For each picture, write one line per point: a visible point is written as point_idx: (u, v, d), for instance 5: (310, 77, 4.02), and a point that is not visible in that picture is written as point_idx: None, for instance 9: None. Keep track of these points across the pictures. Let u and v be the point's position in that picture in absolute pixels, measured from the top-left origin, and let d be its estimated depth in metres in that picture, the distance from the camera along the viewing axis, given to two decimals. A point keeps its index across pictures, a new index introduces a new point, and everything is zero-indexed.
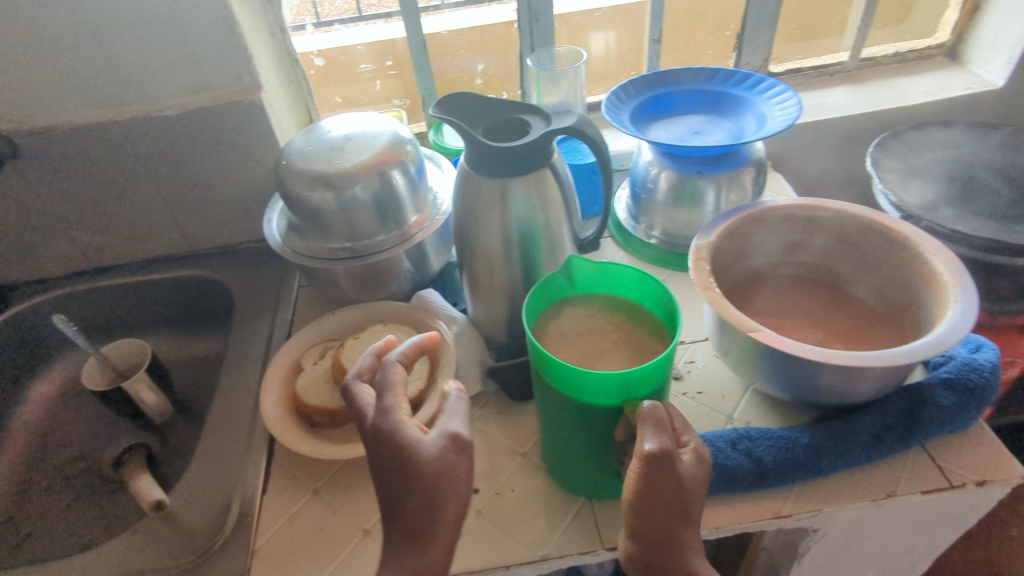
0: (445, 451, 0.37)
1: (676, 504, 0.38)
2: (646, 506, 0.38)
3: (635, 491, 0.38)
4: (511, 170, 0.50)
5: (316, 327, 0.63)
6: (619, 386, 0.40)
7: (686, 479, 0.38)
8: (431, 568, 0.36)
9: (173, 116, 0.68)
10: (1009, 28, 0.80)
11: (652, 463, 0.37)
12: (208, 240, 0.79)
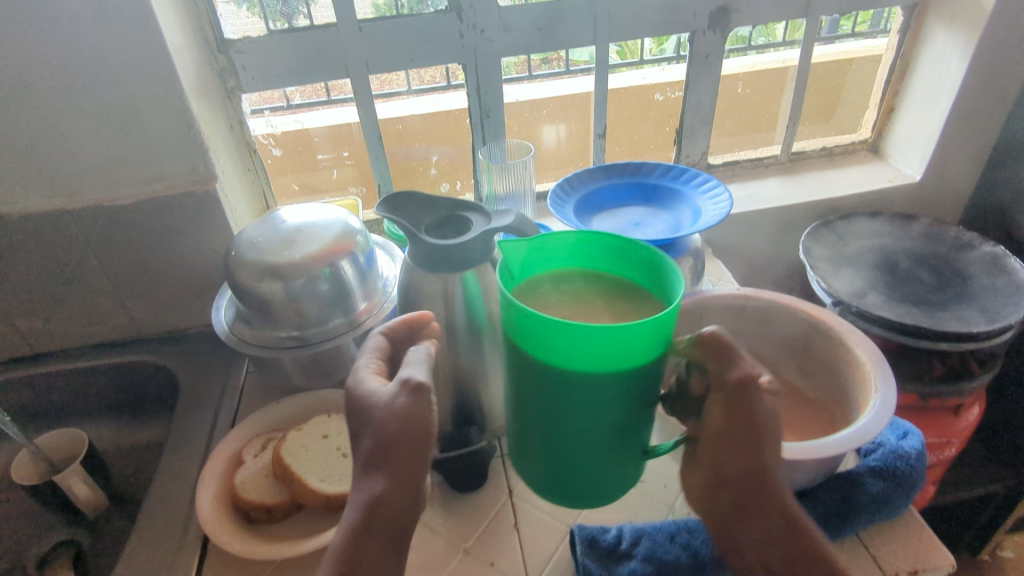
0: (400, 398, 0.40)
1: (766, 431, 0.42)
2: (732, 431, 0.42)
3: (721, 420, 0.42)
4: (454, 268, 0.52)
5: (257, 419, 0.62)
6: (613, 344, 0.40)
7: (768, 405, 0.42)
8: (389, 497, 0.40)
9: (125, 205, 0.69)
10: (921, 129, 0.88)
11: (737, 389, 0.42)
12: (156, 325, 0.78)
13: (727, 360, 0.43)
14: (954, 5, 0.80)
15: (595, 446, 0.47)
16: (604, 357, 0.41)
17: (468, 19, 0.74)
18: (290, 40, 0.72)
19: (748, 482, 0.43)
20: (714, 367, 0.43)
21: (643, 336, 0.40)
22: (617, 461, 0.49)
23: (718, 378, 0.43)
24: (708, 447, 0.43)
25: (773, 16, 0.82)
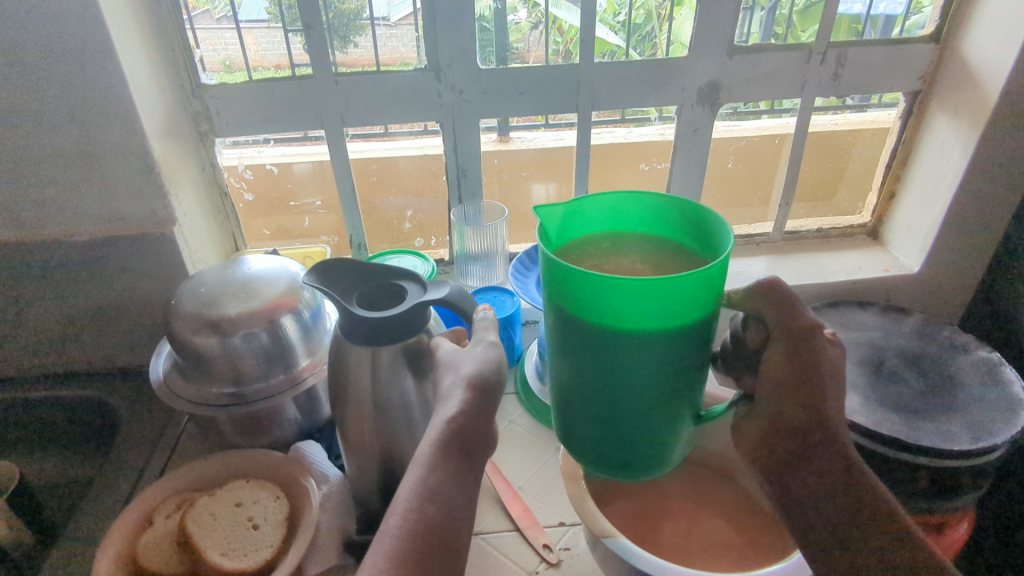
0: (482, 354, 0.46)
1: (818, 380, 0.45)
2: (794, 380, 0.44)
3: (785, 367, 0.44)
4: (382, 340, 0.50)
5: (179, 474, 0.59)
6: (669, 297, 0.36)
7: (823, 351, 0.44)
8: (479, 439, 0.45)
9: (82, 241, 0.68)
10: (921, 218, 0.84)
11: (803, 340, 0.44)
12: (107, 361, 0.76)
13: (794, 308, 0.43)
14: (957, 95, 0.77)
15: (655, 420, 0.43)
16: (669, 313, 0.37)
17: (448, 80, 0.75)
18: (262, 88, 0.72)
19: (808, 427, 0.46)
20: (778, 319, 0.44)
21: (695, 286, 0.36)
22: (672, 433, 0.44)
23: (784, 327, 0.44)
24: (773, 396, 0.45)
25: (765, 93, 0.80)
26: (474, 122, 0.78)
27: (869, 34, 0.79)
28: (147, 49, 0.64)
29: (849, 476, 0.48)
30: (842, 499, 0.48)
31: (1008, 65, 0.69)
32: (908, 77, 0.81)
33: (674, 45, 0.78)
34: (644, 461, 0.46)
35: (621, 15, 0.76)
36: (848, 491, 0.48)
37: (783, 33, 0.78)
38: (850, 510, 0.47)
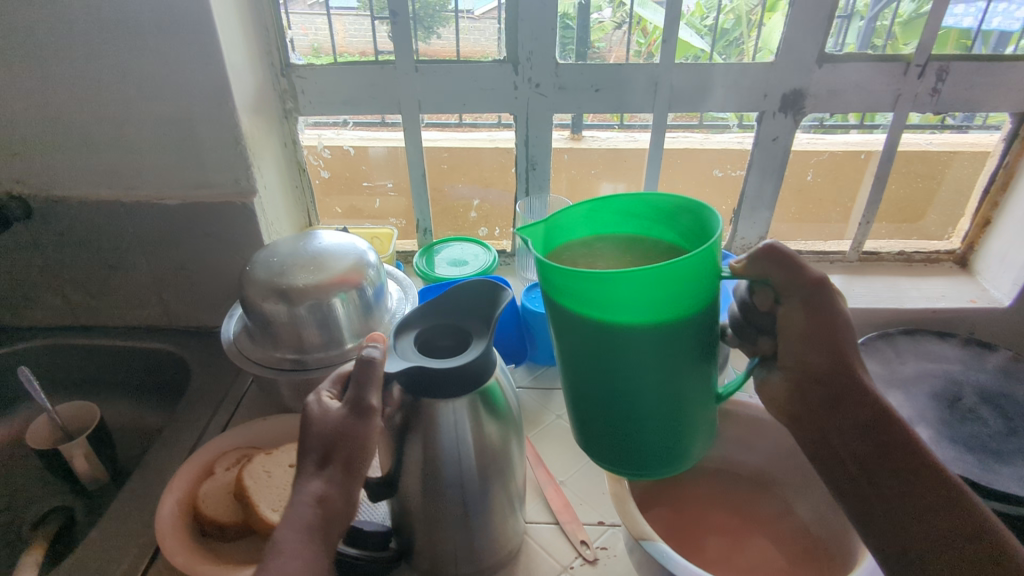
0: (345, 414, 0.40)
1: (837, 332, 0.40)
2: (812, 335, 0.40)
3: (799, 325, 0.40)
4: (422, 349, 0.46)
5: (240, 433, 0.63)
6: (659, 286, 0.36)
7: (838, 303, 0.40)
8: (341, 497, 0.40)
9: (171, 205, 0.73)
10: (1018, 249, 0.78)
11: (818, 295, 0.39)
12: (185, 319, 0.81)
13: (797, 269, 0.39)
14: None
15: (657, 415, 0.41)
16: (651, 302, 0.36)
17: (525, 73, 0.75)
18: (344, 72, 0.75)
19: (836, 382, 0.41)
20: (784, 282, 0.39)
21: (688, 272, 0.36)
22: (684, 433, 0.43)
23: (791, 284, 0.39)
24: (795, 353, 0.40)
25: (853, 104, 0.77)
26: (547, 118, 0.78)
27: (979, 49, 0.74)
28: (244, 27, 0.68)
29: (893, 436, 0.42)
30: (888, 464, 0.42)
31: None
32: (1015, 97, 0.76)
33: (764, 52, 0.75)
34: (661, 460, 0.44)
35: (709, 18, 0.73)
36: (894, 457, 0.42)
37: (882, 45, 0.74)
38: (898, 475, 0.41)
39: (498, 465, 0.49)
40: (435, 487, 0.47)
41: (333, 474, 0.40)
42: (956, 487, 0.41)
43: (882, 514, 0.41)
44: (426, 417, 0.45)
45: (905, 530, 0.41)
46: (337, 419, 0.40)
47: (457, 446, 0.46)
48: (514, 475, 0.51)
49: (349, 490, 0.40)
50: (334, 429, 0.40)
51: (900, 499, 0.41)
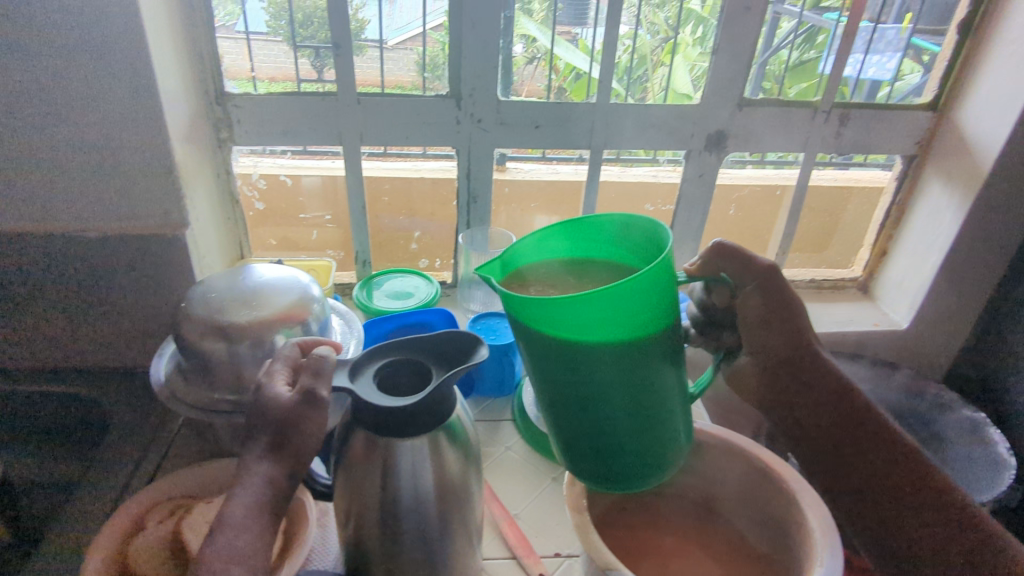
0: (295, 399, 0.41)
1: (790, 311, 0.53)
2: (768, 314, 0.52)
3: (755, 308, 0.51)
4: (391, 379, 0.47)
5: (172, 480, 0.59)
6: (627, 300, 0.39)
7: (783, 285, 0.52)
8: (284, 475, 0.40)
9: (91, 238, 0.68)
10: (912, 277, 0.87)
11: (767, 279, 0.51)
12: (102, 360, 0.75)
13: (742, 259, 0.51)
14: (951, 162, 0.81)
15: (635, 427, 0.43)
16: (621, 321, 0.39)
17: (467, 108, 0.77)
18: (283, 101, 0.74)
19: (792, 355, 0.55)
20: (737, 270, 0.51)
21: (648, 285, 0.39)
22: (660, 441, 0.45)
23: (746, 272, 0.51)
24: (758, 333, 0.52)
25: (769, 145, 0.84)
26: (488, 152, 0.80)
27: (856, 96, 0.83)
28: (178, 53, 0.66)
29: (841, 403, 0.58)
30: (836, 424, 0.58)
31: (1001, 138, 0.73)
32: (904, 142, 0.86)
33: (667, 92, 0.80)
34: (643, 468, 0.46)
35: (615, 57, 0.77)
36: (843, 417, 0.58)
37: (770, 88, 0.81)
38: (846, 431, 0.58)
39: (463, 500, 0.48)
40: (400, 527, 0.46)
41: (276, 456, 0.40)
42: (892, 434, 0.57)
43: (831, 458, 0.59)
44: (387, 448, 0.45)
45: (850, 467, 0.58)
46: (286, 404, 0.41)
47: (418, 485, 0.46)
48: (478, 509, 0.51)
49: (294, 471, 0.40)
50: (283, 412, 0.40)
51: (853, 446, 0.58)
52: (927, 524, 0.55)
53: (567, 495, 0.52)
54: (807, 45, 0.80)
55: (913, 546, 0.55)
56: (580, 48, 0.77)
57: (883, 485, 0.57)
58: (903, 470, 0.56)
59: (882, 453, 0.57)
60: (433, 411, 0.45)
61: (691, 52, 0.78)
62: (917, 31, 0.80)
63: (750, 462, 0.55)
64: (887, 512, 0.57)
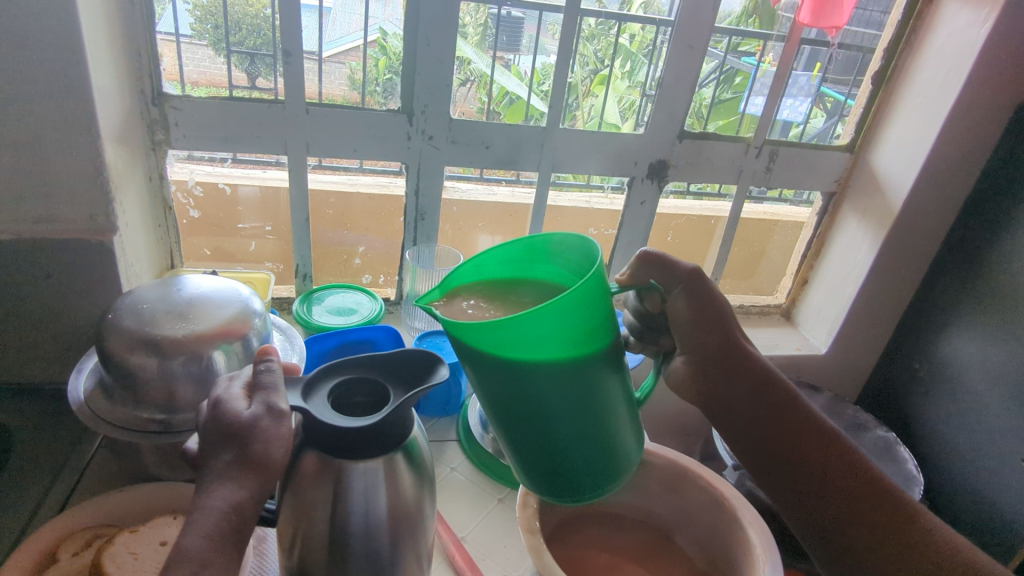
0: (258, 416, 0.36)
1: (720, 311, 0.51)
2: (699, 317, 0.51)
3: (686, 313, 0.51)
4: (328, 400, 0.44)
5: (93, 505, 0.54)
6: (561, 317, 0.39)
7: (712, 287, 0.52)
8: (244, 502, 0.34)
9: (2, 241, 0.62)
10: (830, 305, 0.94)
11: (693, 282, 0.51)
12: (5, 376, 0.68)
13: (667, 265, 0.52)
14: (866, 200, 0.88)
15: (582, 438, 0.43)
16: (554, 337, 0.39)
17: (419, 125, 0.77)
18: (227, 107, 0.71)
19: (728, 352, 0.52)
20: (663, 277, 0.52)
21: (581, 301, 0.39)
22: (613, 450, 0.46)
23: (670, 278, 0.52)
24: (688, 336, 0.51)
25: (706, 176, 0.89)
26: (438, 169, 0.80)
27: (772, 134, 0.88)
28: (112, 49, 0.62)
29: (775, 394, 0.53)
30: (780, 416, 0.53)
31: (909, 180, 0.81)
32: (824, 180, 0.92)
33: (593, 121, 0.83)
34: (599, 479, 0.46)
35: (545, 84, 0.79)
36: (780, 408, 0.53)
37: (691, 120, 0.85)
38: (784, 424, 0.53)
39: (416, 524, 0.47)
40: (349, 554, 0.44)
41: (238, 478, 0.35)
42: (825, 426, 0.53)
43: (778, 455, 0.53)
44: (338, 473, 0.43)
45: (797, 464, 0.52)
46: (245, 418, 0.36)
47: (370, 510, 0.44)
48: (429, 533, 0.49)
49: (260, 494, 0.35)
50: (243, 427, 0.36)
51: (787, 441, 0.52)
52: (861, 521, 0.50)
53: (519, 518, 0.51)
54: (727, 85, 0.85)
55: (848, 547, 0.50)
56: (513, 73, 0.79)
57: (825, 482, 0.51)
58: (838, 465, 0.52)
59: (822, 448, 0.52)
60: (389, 432, 0.44)
61: (619, 84, 0.83)
62: (824, 80, 0.86)
63: (693, 480, 0.57)
64: (825, 513, 0.51)
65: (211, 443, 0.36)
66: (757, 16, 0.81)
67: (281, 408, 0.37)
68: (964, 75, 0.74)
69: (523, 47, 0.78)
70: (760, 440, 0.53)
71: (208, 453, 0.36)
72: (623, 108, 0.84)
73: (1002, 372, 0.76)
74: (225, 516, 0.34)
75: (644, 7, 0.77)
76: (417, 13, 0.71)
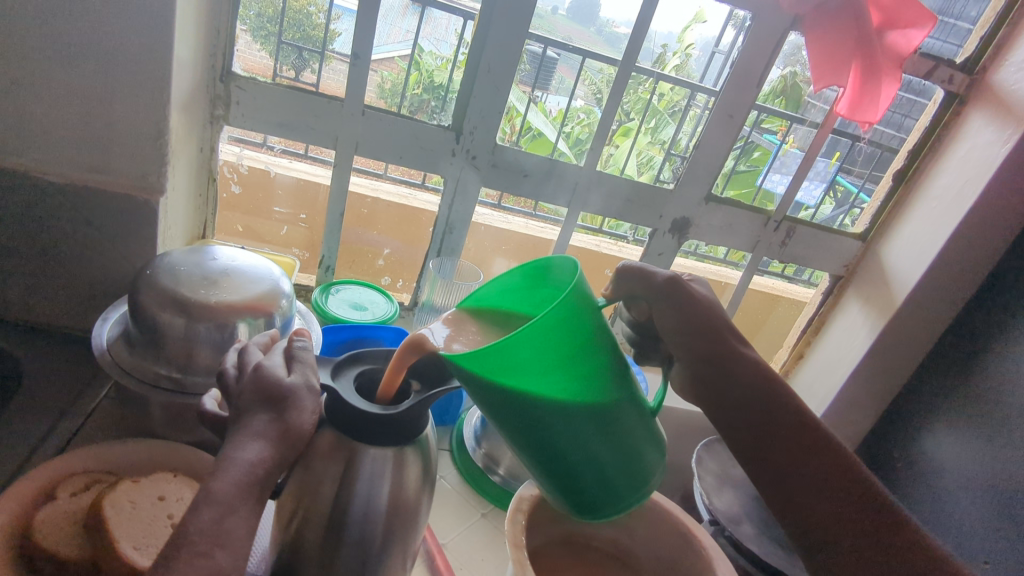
0: (301, 387, 0.41)
1: (708, 317, 0.56)
2: (685, 325, 0.56)
3: (673, 321, 0.56)
4: (348, 381, 0.46)
5: (97, 451, 0.55)
6: (537, 341, 0.40)
7: (695, 296, 0.57)
8: (270, 457, 0.37)
9: (54, 183, 0.64)
10: (821, 383, 0.97)
11: (673, 291, 0.56)
12: (28, 312, 0.70)
13: (645, 277, 0.57)
14: (871, 290, 0.92)
15: (588, 438, 0.45)
16: (540, 353, 0.41)
17: (465, 144, 0.81)
18: (289, 96, 0.75)
19: (722, 358, 0.56)
20: (644, 287, 0.57)
21: (556, 322, 0.41)
22: (625, 454, 0.47)
23: (650, 289, 0.57)
24: (677, 343, 0.57)
25: (721, 239, 0.94)
26: (473, 189, 0.84)
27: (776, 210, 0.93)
28: (196, 23, 0.66)
29: (771, 396, 0.56)
30: (774, 428, 0.55)
31: (915, 277, 0.84)
32: (833, 263, 0.97)
33: (612, 168, 0.87)
34: (606, 481, 0.47)
35: (566, 125, 0.84)
36: (775, 408, 0.56)
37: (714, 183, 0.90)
38: (779, 424, 0.55)
39: (411, 518, 0.48)
40: (344, 535, 0.46)
41: (270, 437, 0.37)
42: (812, 424, 0.56)
43: (772, 453, 0.54)
44: (348, 454, 0.45)
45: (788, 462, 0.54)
46: (283, 383, 0.40)
47: (372, 495, 0.45)
48: (420, 531, 0.51)
49: (283, 453, 0.38)
50: (285, 392, 0.40)
51: (780, 440, 0.54)
52: (846, 524, 0.52)
53: (506, 530, 0.52)
54: (746, 156, 0.89)
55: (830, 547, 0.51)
56: (539, 110, 0.82)
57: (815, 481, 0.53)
58: (828, 467, 0.54)
59: (808, 446, 0.54)
60: (405, 426, 0.45)
61: (640, 138, 0.86)
62: (842, 168, 0.90)
63: (677, 528, 0.58)
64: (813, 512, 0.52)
65: (248, 401, 0.39)
66: (784, 97, 0.85)
67: (316, 385, 0.42)
68: (980, 187, 0.78)
69: (553, 87, 0.82)
70: (755, 438, 0.55)
71: (246, 409, 0.39)
72: (641, 162, 0.88)
73: (979, 473, 0.78)
74: (252, 469, 0.36)
75: (677, 69, 0.82)
76: (483, 44, 0.75)
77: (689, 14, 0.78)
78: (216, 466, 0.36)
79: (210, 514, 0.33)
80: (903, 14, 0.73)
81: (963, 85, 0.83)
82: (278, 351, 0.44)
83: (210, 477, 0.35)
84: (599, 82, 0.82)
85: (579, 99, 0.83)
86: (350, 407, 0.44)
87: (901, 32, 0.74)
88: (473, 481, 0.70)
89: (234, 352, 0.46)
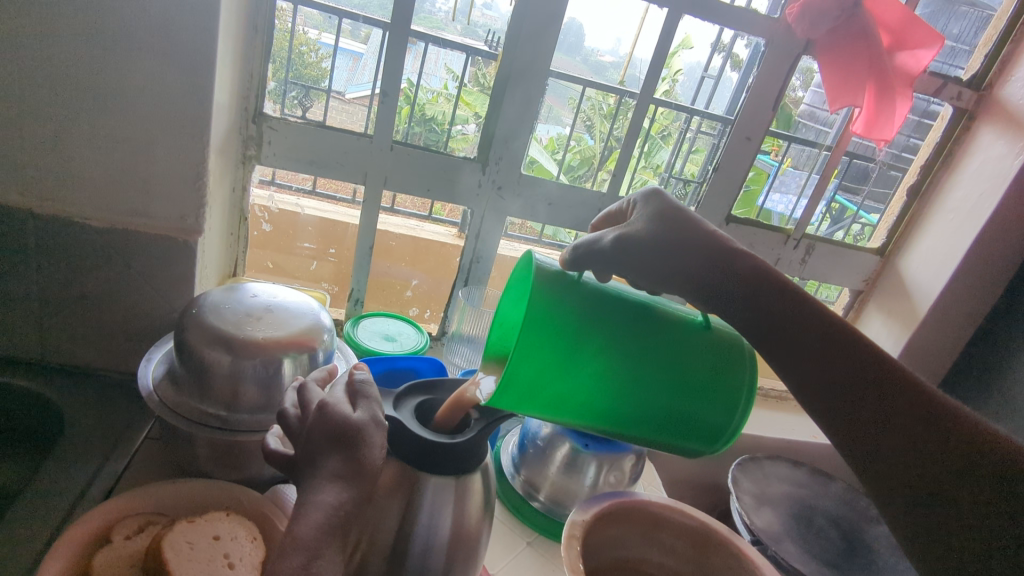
0: (365, 419, 0.41)
1: (682, 256, 0.56)
2: (663, 271, 0.56)
3: (648, 270, 0.56)
4: (409, 414, 0.46)
5: (144, 493, 0.54)
6: (529, 358, 0.49)
7: (651, 243, 0.56)
8: (349, 498, 0.37)
9: (94, 228, 0.65)
10: None
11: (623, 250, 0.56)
12: (67, 357, 0.71)
13: (596, 249, 0.55)
14: (893, 303, 0.93)
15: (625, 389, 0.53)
16: (541, 357, 0.49)
17: (490, 175, 0.83)
18: (317, 134, 0.77)
19: (718, 283, 0.55)
20: (598, 259, 0.55)
21: (533, 333, 0.49)
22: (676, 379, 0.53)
23: (607, 257, 0.55)
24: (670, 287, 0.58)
25: None
26: (498, 220, 0.86)
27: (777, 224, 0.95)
28: (232, 71, 0.68)
29: (780, 308, 0.53)
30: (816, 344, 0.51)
31: (935, 289, 0.85)
32: (852, 278, 0.98)
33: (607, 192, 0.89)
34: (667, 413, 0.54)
35: (558, 154, 0.86)
36: (791, 321, 0.52)
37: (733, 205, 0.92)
38: (805, 340, 0.51)
39: (471, 548, 0.48)
40: (406, 569, 0.45)
41: (345, 477, 0.38)
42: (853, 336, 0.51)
43: (807, 378, 0.51)
44: (412, 488, 0.45)
45: (831, 381, 0.50)
46: (349, 418, 0.40)
47: (434, 526, 0.45)
48: (479, 560, 0.50)
49: (357, 492, 0.38)
50: (354, 427, 0.40)
51: (815, 358, 0.51)
52: (910, 440, 0.46)
53: (564, 558, 0.51)
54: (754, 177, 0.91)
55: (907, 488, 0.45)
56: (534, 139, 0.83)
57: (862, 396, 0.48)
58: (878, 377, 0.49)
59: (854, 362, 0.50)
60: (464, 457, 0.45)
61: (636, 163, 0.87)
62: (841, 185, 0.92)
63: (729, 549, 0.58)
64: (875, 449, 0.47)
65: (318, 441, 0.39)
66: (777, 117, 0.86)
67: (381, 419, 0.42)
68: (996, 200, 0.80)
69: (542, 117, 0.82)
70: (787, 367, 0.52)
71: (318, 447, 0.39)
72: (633, 185, 0.90)
73: None
74: (333, 512, 0.36)
75: (666, 94, 0.83)
76: (508, 76, 0.78)
77: (676, 40, 0.80)
78: (298, 510, 0.36)
79: (298, 559, 0.34)
80: (911, 36, 0.75)
81: (971, 101, 0.85)
82: (339, 385, 0.45)
83: (293, 523, 0.35)
84: (588, 110, 0.84)
85: (569, 128, 0.84)
86: (419, 444, 0.44)
87: (910, 53, 0.76)
88: (516, 511, 0.70)
89: (292, 391, 0.46)
